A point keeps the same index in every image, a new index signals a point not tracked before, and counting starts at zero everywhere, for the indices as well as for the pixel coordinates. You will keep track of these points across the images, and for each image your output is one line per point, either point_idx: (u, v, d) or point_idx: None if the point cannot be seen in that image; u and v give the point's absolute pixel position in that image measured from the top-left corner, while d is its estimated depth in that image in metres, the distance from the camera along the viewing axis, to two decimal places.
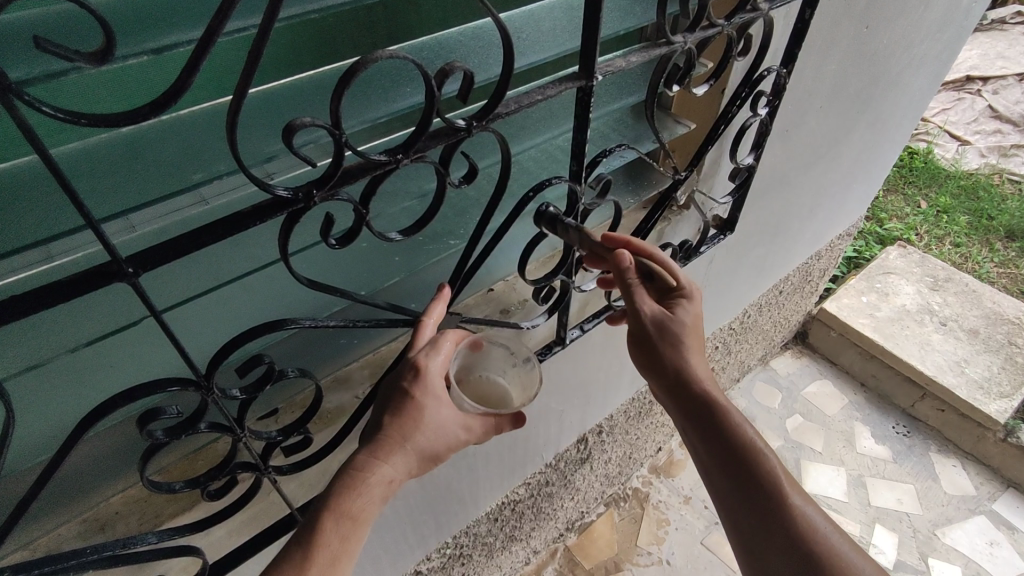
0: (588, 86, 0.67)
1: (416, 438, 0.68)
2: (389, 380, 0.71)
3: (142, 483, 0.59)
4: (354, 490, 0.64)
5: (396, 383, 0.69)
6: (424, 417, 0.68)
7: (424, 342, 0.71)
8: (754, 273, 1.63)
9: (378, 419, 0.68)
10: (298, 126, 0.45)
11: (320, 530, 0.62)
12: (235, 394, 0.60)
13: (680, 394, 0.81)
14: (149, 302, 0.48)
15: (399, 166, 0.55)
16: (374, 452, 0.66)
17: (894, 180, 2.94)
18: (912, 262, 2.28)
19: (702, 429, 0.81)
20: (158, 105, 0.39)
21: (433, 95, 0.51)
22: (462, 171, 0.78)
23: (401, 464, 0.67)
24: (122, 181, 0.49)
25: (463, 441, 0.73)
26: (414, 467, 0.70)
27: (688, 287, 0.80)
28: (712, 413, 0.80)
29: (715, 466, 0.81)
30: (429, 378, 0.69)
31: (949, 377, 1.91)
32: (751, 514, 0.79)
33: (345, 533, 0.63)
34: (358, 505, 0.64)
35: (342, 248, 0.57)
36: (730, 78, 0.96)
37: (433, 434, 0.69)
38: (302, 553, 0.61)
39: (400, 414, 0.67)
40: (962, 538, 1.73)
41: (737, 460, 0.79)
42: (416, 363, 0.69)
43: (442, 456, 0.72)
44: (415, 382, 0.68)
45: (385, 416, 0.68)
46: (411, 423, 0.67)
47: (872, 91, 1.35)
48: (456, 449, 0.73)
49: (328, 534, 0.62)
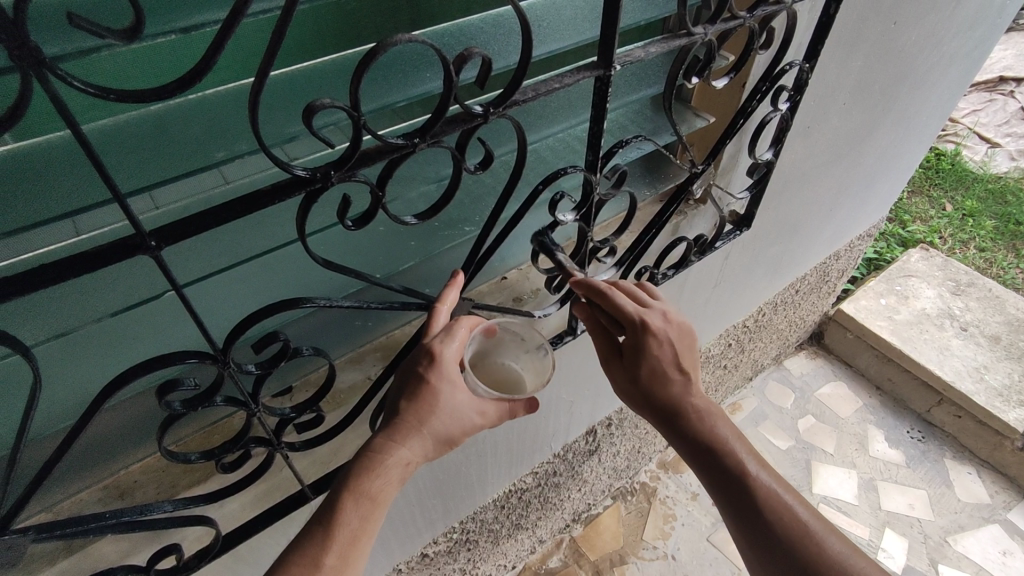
0: (606, 76, 0.68)
1: (431, 422, 0.68)
2: (404, 365, 0.71)
3: (160, 452, 0.61)
4: (372, 472, 0.65)
5: (412, 369, 0.70)
6: (440, 403, 0.69)
7: (437, 327, 0.72)
8: (770, 271, 1.62)
9: (394, 404, 0.69)
10: (318, 107, 0.46)
11: (341, 509, 0.64)
12: (251, 368, 0.61)
13: (667, 418, 0.86)
14: (170, 275, 0.50)
15: (415, 151, 0.56)
16: (390, 436, 0.67)
17: (919, 181, 2.88)
18: (934, 265, 2.24)
19: (690, 448, 0.86)
20: (184, 82, 0.40)
21: (451, 81, 0.51)
22: (477, 157, 0.78)
23: (418, 447, 0.68)
24: (145, 157, 0.50)
25: (478, 425, 0.73)
26: (430, 450, 0.70)
27: (651, 327, 0.78)
28: (696, 433, 0.85)
29: (708, 479, 0.86)
30: (444, 364, 0.69)
31: (966, 383, 1.88)
32: (746, 526, 0.83)
33: (363, 512, 0.65)
34: (377, 486, 0.66)
35: (358, 229, 0.58)
36: (752, 71, 0.95)
37: (449, 418, 0.69)
38: (320, 530, 0.63)
39: (415, 399, 0.68)
40: (974, 546, 1.71)
41: (726, 474, 0.84)
42: (430, 350, 0.69)
43: (457, 440, 0.72)
44: (430, 368, 0.69)
45: (402, 400, 0.69)
46: (427, 408, 0.68)
47: (898, 88, 1.32)
48: (471, 433, 0.73)
49: (348, 513, 0.64)
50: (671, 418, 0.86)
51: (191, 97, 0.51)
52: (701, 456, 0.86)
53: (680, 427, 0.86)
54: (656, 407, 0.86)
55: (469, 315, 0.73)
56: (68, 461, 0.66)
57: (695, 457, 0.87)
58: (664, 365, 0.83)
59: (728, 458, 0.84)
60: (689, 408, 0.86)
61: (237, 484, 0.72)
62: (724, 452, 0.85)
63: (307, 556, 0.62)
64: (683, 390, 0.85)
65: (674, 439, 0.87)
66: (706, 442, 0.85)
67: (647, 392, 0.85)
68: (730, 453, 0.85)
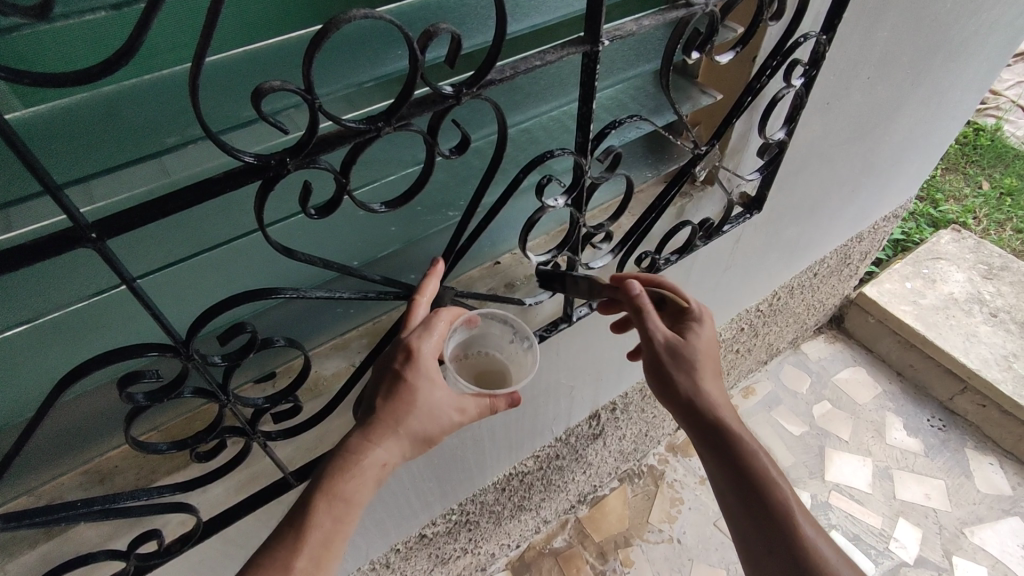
0: (593, 52, 0.63)
1: (408, 421, 0.67)
2: (381, 361, 0.69)
3: (127, 443, 0.60)
4: (346, 472, 0.64)
5: (389, 364, 0.68)
6: (417, 400, 0.67)
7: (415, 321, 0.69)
8: (787, 254, 1.55)
9: (369, 402, 0.68)
10: (267, 89, 0.43)
11: (313, 511, 0.63)
12: (217, 360, 0.60)
13: (698, 421, 0.81)
14: (119, 267, 0.48)
15: (380, 135, 0.53)
16: (367, 436, 0.65)
17: (955, 158, 2.74)
18: (966, 247, 2.14)
19: (715, 453, 0.81)
20: (110, 64, 0.37)
21: (416, 59, 0.48)
22: (452, 141, 0.74)
23: (394, 448, 0.66)
24: (93, 143, 0.48)
25: (458, 423, 0.70)
26: (408, 450, 0.69)
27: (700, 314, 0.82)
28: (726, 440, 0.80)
29: (730, 494, 0.80)
30: (421, 360, 0.67)
31: (993, 371, 1.80)
32: (764, 551, 0.77)
33: (336, 515, 0.64)
34: (351, 488, 0.65)
35: (322, 218, 0.55)
36: (763, 43, 0.89)
37: (426, 417, 0.67)
38: (292, 535, 0.62)
39: (392, 397, 0.66)
40: (992, 538, 1.66)
41: (753, 486, 0.78)
42: (407, 344, 0.67)
43: (436, 439, 0.70)
44: (407, 365, 0.67)
45: (378, 399, 0.67)
46: (404, 406, 0.66)
47: (929, 61, 1.23)
48: (451, 431, 0.71)
49: (320, 515, 0.63)
50: (701, 420, 0.80)
51: (146, 78, 0.49)
52: (730, 467, 0.79)
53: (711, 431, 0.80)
54: (690, 407, 0.80)
55: (452, 307, 0.71)
56: (37, 445, 0.66)
57: (722, 471, 0.81)
58: (706, 365, 0.80)
59: (755, 474, 0.78)
60: (721, 416, 0.80)
61: (214, 473, 0.71)
62: (753, 469, 0.79)
63: (277, 560, 0.61)
64: (715, 396, 0.80)
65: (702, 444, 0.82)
66: (736, 452, 0.79)
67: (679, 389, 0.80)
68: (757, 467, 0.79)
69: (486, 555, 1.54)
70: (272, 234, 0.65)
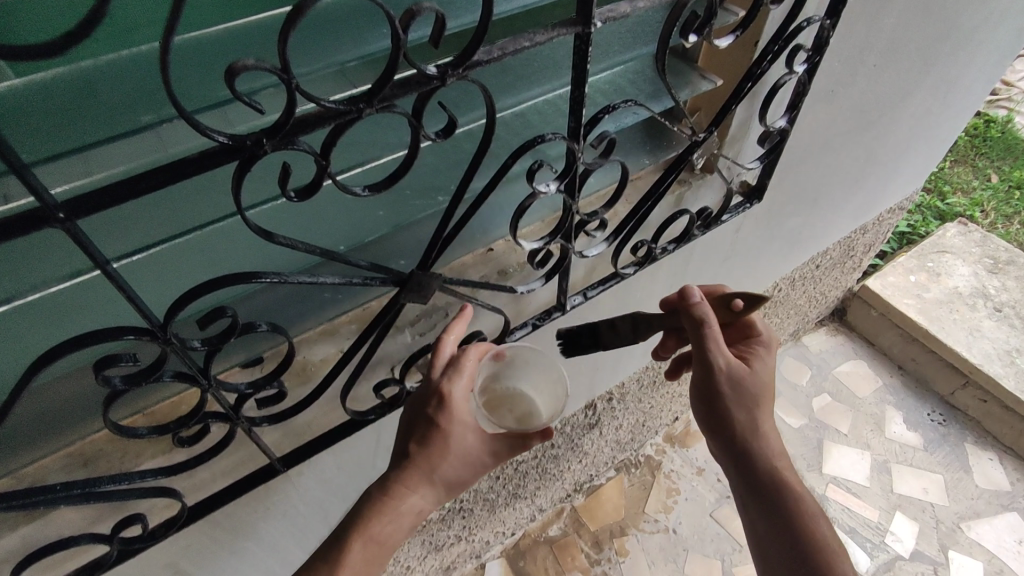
0: (585, 34, 0.61)
1: (441, 464, 0.78)
2: (416, 401, 0.80)
3: (106, 427, 0.59)
4: (382, 517, 0.77)
5: (423, 409, 0.78)
6: (448, 446, 0.77)
7: (444, 360, 0.79)
8: (788, 245, 1.53)
9: (403, 447, 0.78)
10: (240, 68, 0.42)
11: (348, 550, 0.76)
12: (197, 344, 0.59)
13: (743, 445, 0.85)
14: (91, 249, 0.47)
15: (361, 116, 0.51)
16: (403, 478, 0.77)
17: (964, 151, 2.70)
18: (972, 241, 2.11)
19: (749, 477, 0.86)
20: (70, 37, 0.36)
21: (398, 38, 0.46)
22: (437, 125, 0.71)
23: (426, 490, 0.78)
24: (67, 120, 0.47)
25: (485, 463, 0.82)
26: (436, 490, 0.80)
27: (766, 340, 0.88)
28: (765, 467, 0.85)
29: (759, 515, 0.86)
30: (451, 405, 0.77)
31: (995, 366, 1.79)
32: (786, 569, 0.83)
33: (368, 554, 0.77)
34: (386, 531, 0.78)
35: (303, 201, 0.54)
36: (765, 28, 0.86)
37: (455, 460, 0.79)
38: (327, 569, 0.74)
39: (427, 443, 0.77)
40: (988, 533, 1.66)
41: (785, 511, 0.84)
42: (440, 390, 0.77)
43: (464, 481, 0.82)
44: (438, 410, 0.77)
45: (413, 442, 0.77)
46: (438, 450, 0.77)
47: (938, 49, 1.20)
48: (480, 470, 0.83)
49: (354, 554, 0.76)
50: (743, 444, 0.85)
51: (127, 53, 0.47)
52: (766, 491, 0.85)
53: (753, 456, 0.85)
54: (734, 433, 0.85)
55: (478, 344, 0.80)
56: (18, 427, 0.65)
57: (754, 492, 0.86)
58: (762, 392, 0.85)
59: (789, 501, 0.84)
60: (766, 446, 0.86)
61: (197, 458, 0.71)
62: (788, 496, 0.84)
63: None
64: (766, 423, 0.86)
65: (742, 468, 0.87)
66: (773, 477, 0.85)
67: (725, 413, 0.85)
68: (790, 494, 0.84)
69: (480, 543, 1.54)
70: (252, 217, 0.64)
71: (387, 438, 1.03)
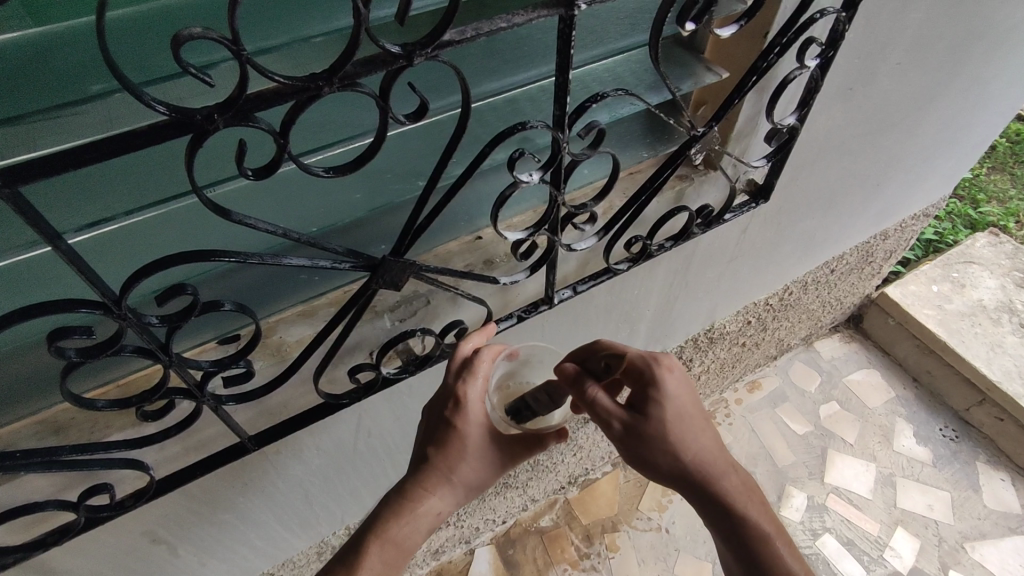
0: (568, 16, 0.58)
1: (459, 468, 0.82)
2: (436, 401, 0.84)
3: (65, 399, 0.59)
4: (400, 517, 0.79)
5: (441, 412, 0.82)
6: (464, 449, 0.81)
7: (459, 363, 0.82)
8: (802, 247, 1.48)
9: (423, 449, 0.83)
10: (185, 38, 0.39)
11: (366, 554, 0.78)
12: (152, 321, 0.58)
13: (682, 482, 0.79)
14: (37, 219, 0.46)
15: (323, 95, 0.49)
16: (420, 482, 0.81)
17: (1004, 157, 2.57)
18: (1002, 252, 2.02)
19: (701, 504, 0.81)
20: None
21: (359, 15, 0.44)
22: (409, 107, 0.69)
23: (445, 495, 0.81)
24: (17, 85, 0.47)
25: (505, 464, 0.85)
26: (456, 494, 0.83)
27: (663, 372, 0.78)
28: (709, 495, 0.80)
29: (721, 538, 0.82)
30: (466, 406, 0.81)
31: (1015, 385, 1.72)
32: None
33: (386, 555, 0.79)
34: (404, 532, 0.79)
35: (262, 180, 0.52)
36: (775, 18, 0.82)
37: (474, 464, 0.82)
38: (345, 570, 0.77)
39: (444, 446, 0.81)
40: (992, 555, 1.61)
41: (742, 533, 0.80)
42: (456, 393, 0.81)
43: (483, 485, 0.86)
44: (455, 412, 0.81)
45: (430, 448, 0.82)
46: (455, 453, 0.81)
47: (970, 48, 1.13)
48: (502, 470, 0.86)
49: (373, 556, 0.78)
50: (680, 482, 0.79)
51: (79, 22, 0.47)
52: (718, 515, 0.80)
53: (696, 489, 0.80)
54: (666, 473, 0.79)
55: (492, 345, 0.82)
56: None
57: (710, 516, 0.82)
58: (676, 431, 0.77)
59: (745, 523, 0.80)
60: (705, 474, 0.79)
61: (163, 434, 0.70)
62: (742, 518, 0.80)
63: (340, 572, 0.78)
64: (699, 452, 0.78)
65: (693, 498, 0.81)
66: (722, 504, 0.80)
67: (650, 459, 0.78)
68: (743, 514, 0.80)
69: (469, 529, 1.54)
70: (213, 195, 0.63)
71: (368, 422, 1.03)
